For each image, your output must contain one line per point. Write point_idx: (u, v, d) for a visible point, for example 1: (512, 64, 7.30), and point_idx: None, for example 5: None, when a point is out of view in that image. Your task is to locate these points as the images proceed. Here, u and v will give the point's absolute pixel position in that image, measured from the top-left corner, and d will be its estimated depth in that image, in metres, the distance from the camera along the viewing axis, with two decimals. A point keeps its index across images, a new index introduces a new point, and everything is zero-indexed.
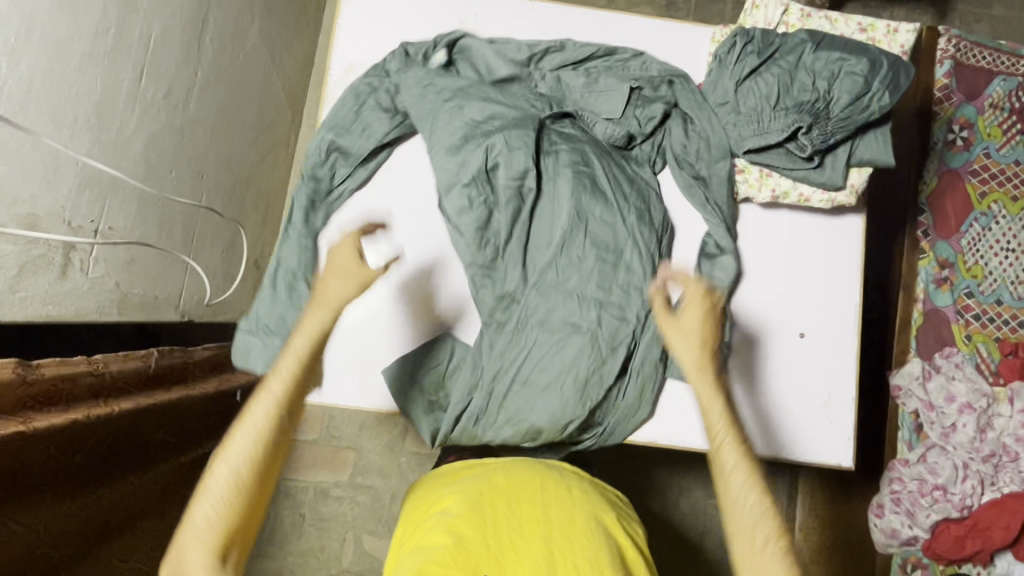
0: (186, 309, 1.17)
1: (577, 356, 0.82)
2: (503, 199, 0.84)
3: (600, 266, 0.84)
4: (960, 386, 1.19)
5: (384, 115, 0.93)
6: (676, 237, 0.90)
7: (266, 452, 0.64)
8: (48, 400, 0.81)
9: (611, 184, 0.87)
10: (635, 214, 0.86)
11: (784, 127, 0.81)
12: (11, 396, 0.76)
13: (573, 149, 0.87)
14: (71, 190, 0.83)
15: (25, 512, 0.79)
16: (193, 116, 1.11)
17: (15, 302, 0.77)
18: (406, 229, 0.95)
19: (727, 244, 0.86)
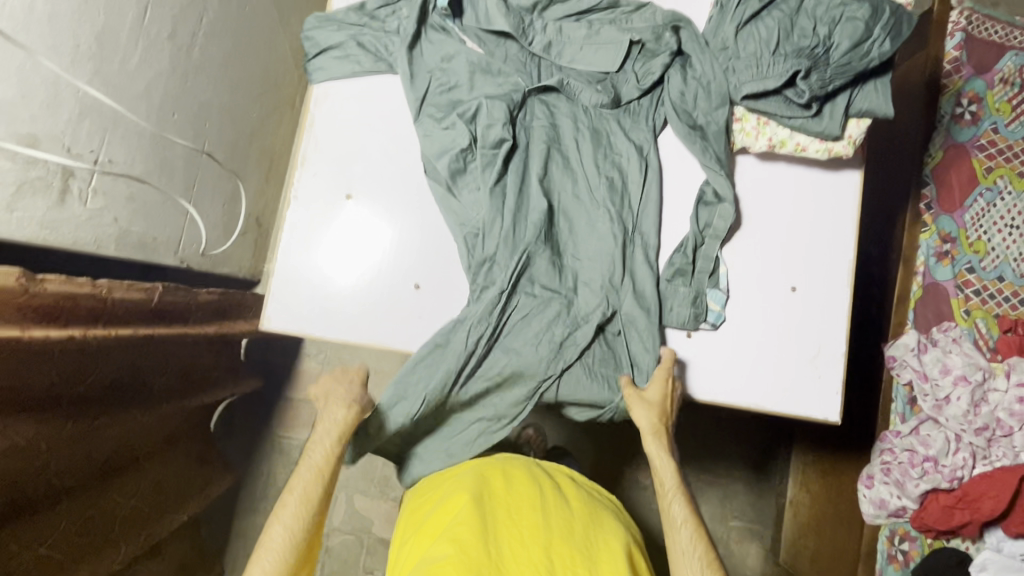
0: (185, 256, 1.18)
1: (554, 318, 0.83)
2: (484, 169, 0.84)
3: (572, 237, 0.87)
4: (956, 358, 1.18)
5: (370, 50, 0.90)
6: (674, 187, 0.89)
7: (312, 529, 0.77)
8: (46, 316, 0.76)
9: (585, 156, 0.88)
10: (605, 182, 0.87)
11: (782, 72, 0.80)
12: (8, 306, 0.71)
13: (548, 123, 0.88)
14: (72, 117, 0.84)
15: (27, 426, 0.79)
16: (197, 61, 1.12)
17: (13, 221, 0.79)
18: (375, 169, 0.89)
19: (727, 192, 0.86)
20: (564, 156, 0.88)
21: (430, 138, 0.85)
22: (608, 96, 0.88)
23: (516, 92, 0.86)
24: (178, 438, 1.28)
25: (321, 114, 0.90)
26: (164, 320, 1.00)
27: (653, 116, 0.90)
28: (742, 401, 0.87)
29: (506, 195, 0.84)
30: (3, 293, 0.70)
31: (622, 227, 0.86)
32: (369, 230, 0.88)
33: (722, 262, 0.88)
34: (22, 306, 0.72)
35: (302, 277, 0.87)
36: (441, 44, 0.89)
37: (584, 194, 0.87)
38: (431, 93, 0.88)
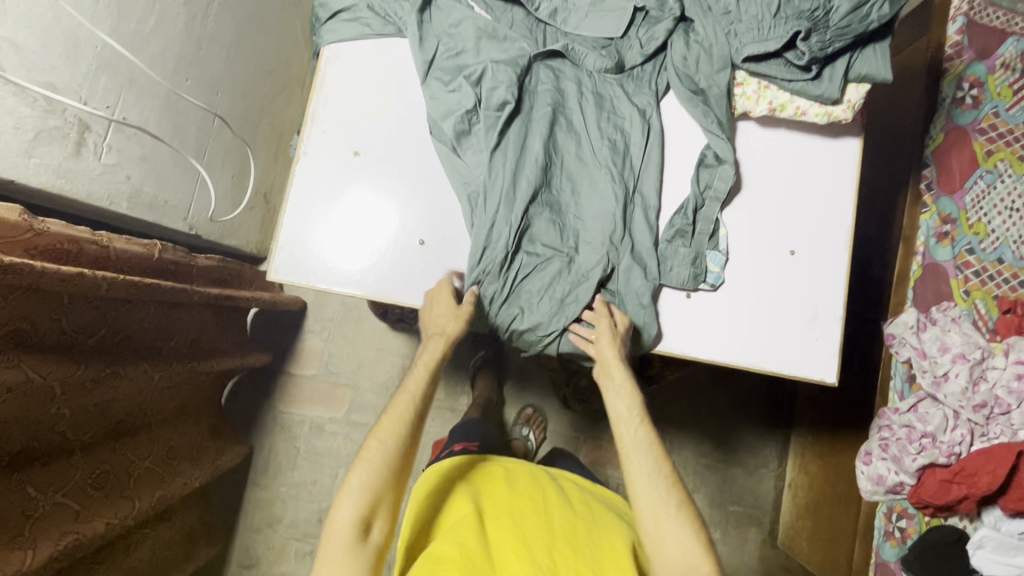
0: (194, 223, 1.20)
1: (555, 275, 0.85)
2: (486, 130, 0.86)
3: (575, 196, 0.88)
4: (955, 336, 1.19)
5: (380, 12, 0.93)
6: (676, 149, 0.91)
7: (407, 452, 0.79)
8: (54, 258, 0.78)
9: (588, 118, 0.89)
10: (608, 144, 0.88)
11: (783, 33, 0.82)
12: (14, 244, 0.73)
13: (551, 86, 0.89)
14: (90, 71, 0.86)
15: (45, 363, 0.80)
16: (211, 30, 1.15)
17: (30, 167, 0.81)
18: (384, 128, 0.91)
19: (728, 154, 0.87)
20: (568, 118, 0.89)
21: (436, 101, 0.87)
22: (612, 61, 0.89)
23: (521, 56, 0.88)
24: (191, 407, 1.31)
25: (331, 73, 0.92)
26: (167, 275, 1.01)
27: (657, 82, 0.91)
28: (739, 361, 0.88)
29: (509, 154, 0.85)
30: (6, 230, 0.72)
31: (623, 187, 0.87)
32: (376, 187, 0.89)
33: (721, 224, 0.89)
34: (29, 247, 0.75)
35: (310, 228, 0.89)
36: (449, 10, 0.91)
37: (587, 156, 0.89)
38: (437, 57, 0.90)
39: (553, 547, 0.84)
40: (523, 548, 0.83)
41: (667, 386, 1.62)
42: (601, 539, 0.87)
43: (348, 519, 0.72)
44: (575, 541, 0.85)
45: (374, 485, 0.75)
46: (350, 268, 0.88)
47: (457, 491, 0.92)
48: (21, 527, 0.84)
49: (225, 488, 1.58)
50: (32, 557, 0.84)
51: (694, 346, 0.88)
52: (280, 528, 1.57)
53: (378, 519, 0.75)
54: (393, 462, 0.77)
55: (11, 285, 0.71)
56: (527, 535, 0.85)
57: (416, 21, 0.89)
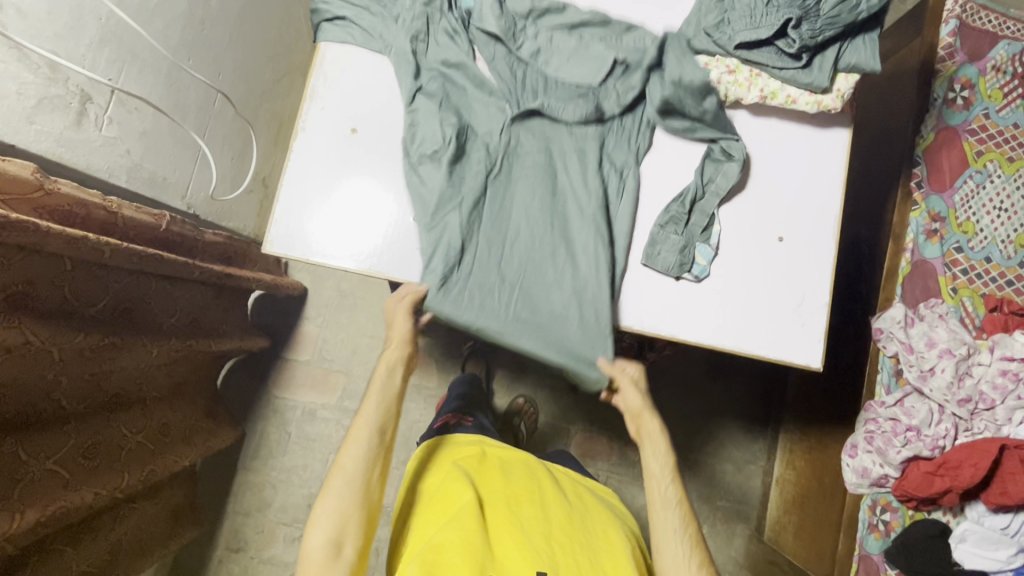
0: (192, 203, 1.22)
1: (514, 317, 0.85)
2: (454, 177, 0.85)
3: (548, 248, 0.87)
4: (941, 332, 1.20)
5: (371, 30, 0.91)
6: (672, 156, 0.92)
7: (373, 470, 0.80)
8: (60, 219, 0.79)
9: (569, 168, 0.90)
10: (586, 192, 0.88)
11: (775, 21, 0.82)
12: (23, 202, 0.73)
13: (530, 134, 0.90)
14: (93, 42, 0.87)
15: (42, 326, 0.81)
16: (214, 11, 1.17)
17: (32, 133, 0.82)
18: (373, 142, 0.90)
19: (738, 152, 0.88)
20: (541, 169, 0.89)
21: (414, 139, 0.87)
22: (591, 112, 0.89)
23: (507, 106, 0.89)
24: (185, 386, 1.32)
25: (322, 81, 0.90)
26: (171, 248, 1.02)
27: (636, 128, 0.91)
28: (725, 344, 0.89)
29: (467, 203, 0.85)
30: (18, 187, 0.72)
31: (598, 237, 0.86)
32: (368, 182, 0.90)
33: (716, 219, 0.90)
34: (34, 204, 0.75)
35: (300, 205, 0.89)
36: (444, 46, 0.90)
37: (553, 209, 0.88)
38: (421, 95, 0.88)
39: (551, 537, 0.84)
40: (522, 539, 0.83)
41: (658, 380, 1.64)
42: (599, 536, 0.88)
43: (320, 543, 0.73)
44: (573, 535, 0.86)
45: (340, 509, 0.75)
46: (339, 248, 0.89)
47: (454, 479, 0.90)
48: (11, 491, 0.85)
49: (215, 471, 1.58)
50: (20, 521, 0.84)
51: (690, 331, 0.89)
52: (270, 512, 1.57)
53: (350, 538, 0.75)
54: (359, 486, 0.78)
55: (15, 243, 0.71)
56: (524, 525, 0.85)
57: (408, 50, 0.88)
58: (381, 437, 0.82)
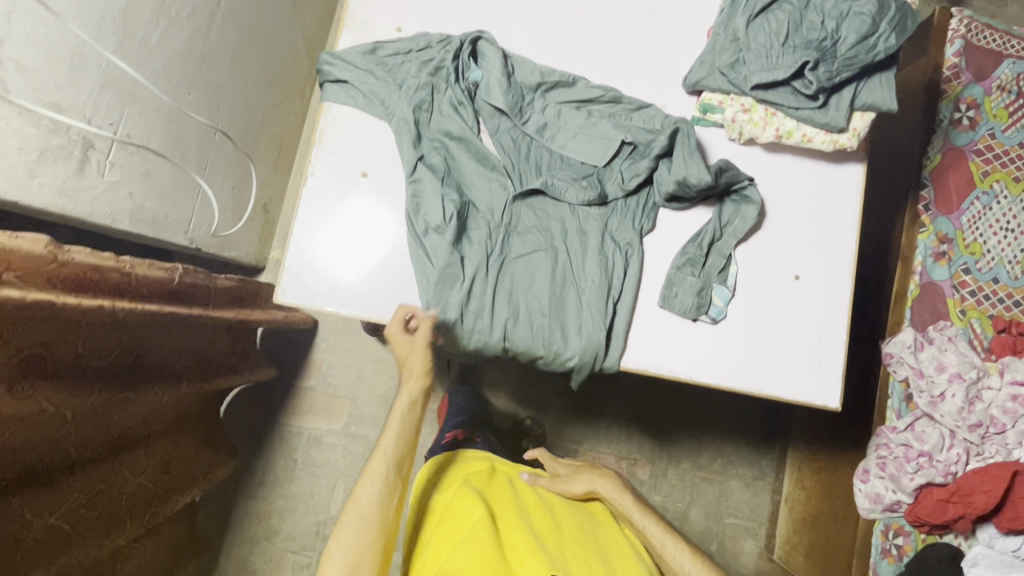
0: (194, 237, 1.20)
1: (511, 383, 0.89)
2: (450, 256, 0.84)
3: (546, 327, 0.86)
4: (951, 356, 1.20)
5: (375, 94, 0.88)
6: (679, 209, 0.90)
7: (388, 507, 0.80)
8: (75, 287, 0.76)
9: (572, 246, 0.87)
10: (591, 271, 0.86)
11: (791, 62, 0.81)
12: (39, 275, 0.71)
13: (531, 208, 0.88)
14: (94, 89, 0.85)
15: (57, 392, 0.79)
16: (214, 44, 1.15)
17: (33, 187, 0.79)
18: (376, 205, 0.88)
19: (757, 194, 0.87)
20: (544, 245, 0.87)
21: (413, 216, 0.85)
22: (595, 194, 0.87)
23: (510, 180, 0.87)
24: (187, 419, 1.29)
25: (332, 128, 0.88)
26: (185, 300, 1.01)
27: (641, 212, 0.89)
28: (742, 386, 0.89)
29: (466, 282, 0.84)
30: (30, 261, 0.69)
31: (598, 320, 0.85)
32: (372, 237, 0.88)
33: (733, 260, 0.89)
34: (51, 275, 0.72)
35: (302, 249, 0.87)
36: (447, 117, 0.87)
37: (556, 288, 0.86)
38: (421, 169, 0.86)
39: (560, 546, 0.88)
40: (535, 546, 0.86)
41: (666, 399, 1.63)
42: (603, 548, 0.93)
43: None
44: (581, 547, 0.90)
45: (355, 544, 0.76)
46: (339, 294, 0.86)
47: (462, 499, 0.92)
48: (14, 553, 0.83)
49: (222, 501, 1.56)
50: None
51: (707, 372, 0.88)
52: (277, 541, 1.56)
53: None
54: (375, 522, 0.78)
55: (30, 317, 0.70)
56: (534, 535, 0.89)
57: (410, 121, 0.86)
58: (397, 471, 0.83)
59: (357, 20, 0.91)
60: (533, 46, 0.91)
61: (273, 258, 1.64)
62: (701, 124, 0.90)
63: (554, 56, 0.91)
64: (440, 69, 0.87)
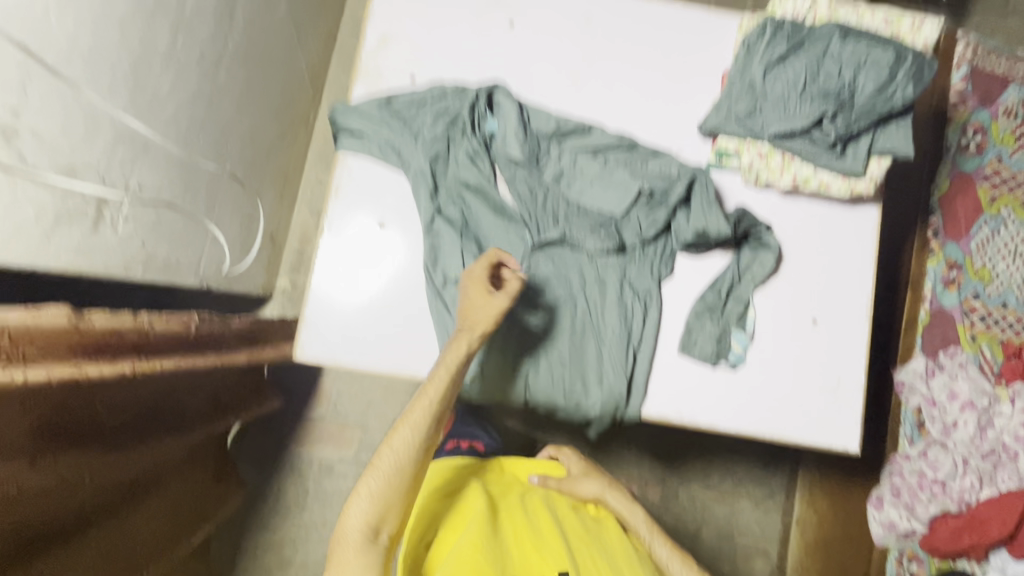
0: (205, 276, 1.18)
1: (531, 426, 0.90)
2: None
3: (566, 375, 0.86)
4: (963, 384, 1.21)
5: (390, 145, 0.88)
6: (697, 256, 0.90)
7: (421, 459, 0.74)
8: (97, 352, 0.75)
9: (591, 294, 0.87)
10: (611, 320, 0.86)
11: (810, 113, 0.81)
12: (63, 346, 0.70)
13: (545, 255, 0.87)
14: (106, 146, 0.84)
15: (71, 458, 0.79)
16: (222, 85, 1.14)
17: (51, 251, 0.78)
18: (395, 257, 0.88)
19: (775, 242, 0.88)
20: (563, 294, 0.87)
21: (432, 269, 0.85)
22: (613, 243, 0.87)
23: (528, 229, 0.87)
24: (197, 454, 1.27)
25: (350, 179, 0.88)
26: (201, 349, 1.01)
27: (660, 258, 0.89)
28: (764, 432, 0.89)
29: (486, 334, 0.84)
30: (54, 334, 0.68)
31: (618, 369, 0.85)
32: (391, 289, 0.87)
33: (752, 305, 0.90)
34: (74, 344, 0.71)
35: (322, 306, 0.86)
36: (462, 167, 0.87)
37: (576, 337, 0.87)
38: (439, 221, 0.86)
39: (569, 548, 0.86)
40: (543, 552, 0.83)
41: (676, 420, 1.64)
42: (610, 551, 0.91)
43: (358, 525, 0.69)
44: (590, 549, 0.88)
45: (384, 495, 0.71)
46: (361, 349, 0.86)
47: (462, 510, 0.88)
48: None
49: (234, 532, 1.56)
50: None
51: (727, 417, 0.89)
52: (290, 571, 1.56)
53: (388, 526, 0.71)
54: (407, 476, 0.73)
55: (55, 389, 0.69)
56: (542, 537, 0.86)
57: (427, 173, 0.86)
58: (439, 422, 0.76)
59: (369, 68, 0.90)
60: (555, 92, 0.91)
61: (281, 286, 1.63)
62: (716, 168, 0.90)
63: (570, 104, 0.91)
64: (456, 121, 0.87)
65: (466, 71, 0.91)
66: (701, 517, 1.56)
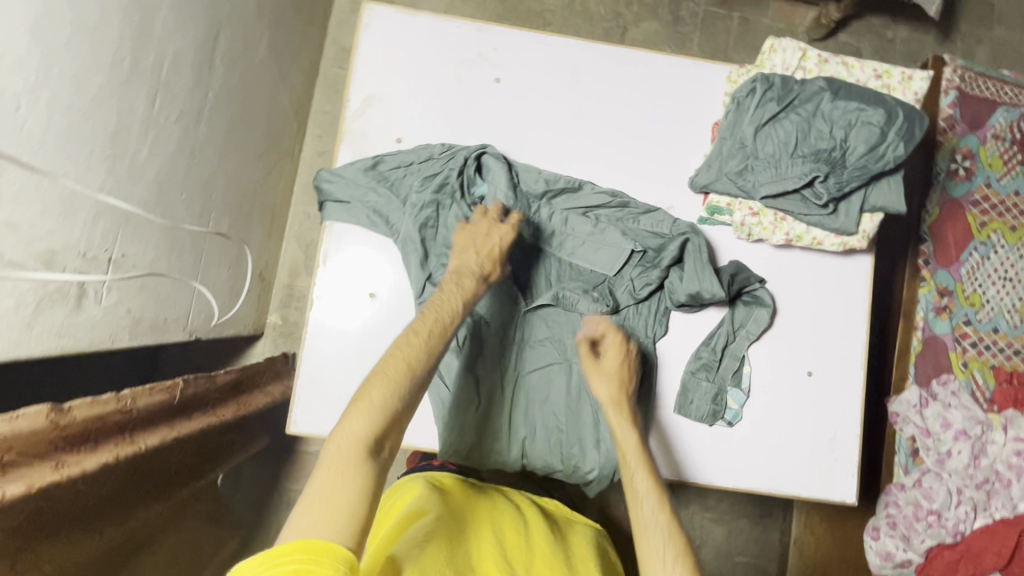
0: (193, 328, 1.16)
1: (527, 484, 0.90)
2: (458, 375, 0.84)
3: (560, 437, 0.86)
4: (956, 413, 1.22)
5: (377, 212, 0.86)
6: (691, 315, 0.89)
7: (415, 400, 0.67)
8: (79, 446, 0.73)
9: (584, 356, 0.87)
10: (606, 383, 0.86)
11: (801, 173, 0.81)
12: (43, 447, 0.68)
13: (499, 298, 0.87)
14: (87, 222, 0.82)
15: (56, 549, 0.71)
16: (203, 136, 1.11)
17: (33, 337, 0.76)
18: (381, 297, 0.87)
19: (770, 299, 0.88)
20: (559, 357, 0.87)
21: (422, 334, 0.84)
22: (606, 306, 0.87)
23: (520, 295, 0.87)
24: (188, 502, 1.17)
25: (337, 247, 0.87)
26: (186, 411, 0.98)
27: (654, 317, 0.89)
28: (763, 486, 0.89)
29: (476, 399, 0.84)
30: (34, 437, 0.66)
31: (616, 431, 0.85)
32: (383, 332, 0.86)
33: (746, 360, 0.89)
34: (55, 443, 0.69)
35: (318, 371, 0.86)
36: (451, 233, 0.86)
37: (572, 401, 0.86)
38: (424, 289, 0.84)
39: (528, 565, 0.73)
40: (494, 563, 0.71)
41: None
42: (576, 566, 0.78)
43: (362, 429, 0.61)
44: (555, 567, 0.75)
45: (387, 411, 0.63)
46: None
47: (424, 502, 0.77)
48: None
49: None
50: None
51: (724, 475, 0.89)
52: None
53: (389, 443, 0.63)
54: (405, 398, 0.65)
55: (40, 496, 0.66)
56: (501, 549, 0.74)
57: (416, 240, 0.84)
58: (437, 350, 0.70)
59: (354, 130, 0.89)
60: (543, 149, 0.90)
61: (270, 322, 1.61)
62: (708, 224, 0.89)
63: (558, 162, 0.90)
64: (445, 185, 0.86)
65: (451, 132, 0.89)
66: (698, 539, 1.56)
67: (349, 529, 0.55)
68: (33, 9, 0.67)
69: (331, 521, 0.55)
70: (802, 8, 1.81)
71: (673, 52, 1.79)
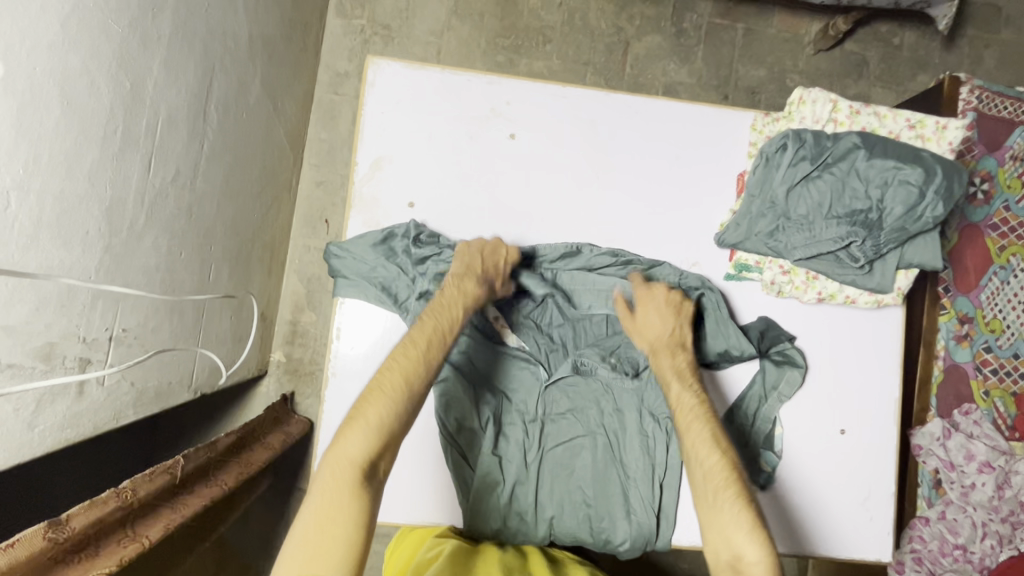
0: (199, 384, 1.12)
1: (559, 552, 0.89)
2: (484, 455, 0.84)
3: (588, 510, 0.85)
4: (979, 444, 1.19)
5: (388, 287, 0.85)
6: (724, 376, 0.88)
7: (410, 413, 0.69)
8: (85, 555, 0.68)
9: (607, 425, 0.87)
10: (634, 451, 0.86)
11: (836, 236, 0.80)
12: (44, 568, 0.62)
13: (491, 347, 0.87)
14: (85, 306, 0.78)
15: None
16: (201, 189, 1.06)
17: (36, 437, 0.71)
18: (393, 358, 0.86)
19: (803, 360, 0.87)
20: (584, 429, 0.87)
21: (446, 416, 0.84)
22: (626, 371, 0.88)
23: (540, 367, 0.87)
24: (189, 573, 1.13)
25: (347, 322, 0.86)
26: (189, 488, 0.92)
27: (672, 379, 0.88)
28: (799, 549, 0.87)
29: (503, 478, 0.84)
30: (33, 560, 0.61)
31: (645, 498, 0.85)
32: None
33: (779, 423, 0.87)
34: (56, 561, 0.64)
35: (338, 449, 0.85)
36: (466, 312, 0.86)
37: (600, 475, 0.86)
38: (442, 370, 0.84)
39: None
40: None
41: None
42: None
43: (357, 451, 0.63)
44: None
45: (380, 428, 0.65)
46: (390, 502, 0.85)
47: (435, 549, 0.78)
48: None
49: None
50: None
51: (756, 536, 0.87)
52: None
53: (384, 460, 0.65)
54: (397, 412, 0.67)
55: None
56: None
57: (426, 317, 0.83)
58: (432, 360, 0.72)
59: (362, 195, 0.87)
60: (563, 208, 0.88)
61: (274, 360, 1.55)
62: (735, 280, 0.89)
63: (571, 221, 0.88)
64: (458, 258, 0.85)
65: (466, 196, 0.87)
66: None
67: (347, 560, 0.58)
68: (17, 99, 0.62)
69: (327, 553, 0.58)
70: (807, 18, 1.77)
71: (678, 66, 1.73)
